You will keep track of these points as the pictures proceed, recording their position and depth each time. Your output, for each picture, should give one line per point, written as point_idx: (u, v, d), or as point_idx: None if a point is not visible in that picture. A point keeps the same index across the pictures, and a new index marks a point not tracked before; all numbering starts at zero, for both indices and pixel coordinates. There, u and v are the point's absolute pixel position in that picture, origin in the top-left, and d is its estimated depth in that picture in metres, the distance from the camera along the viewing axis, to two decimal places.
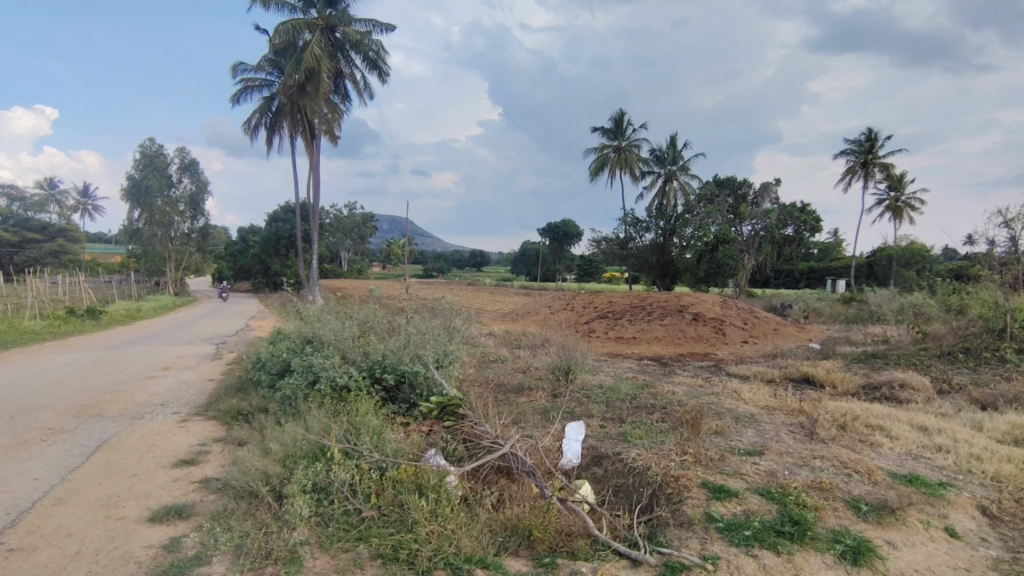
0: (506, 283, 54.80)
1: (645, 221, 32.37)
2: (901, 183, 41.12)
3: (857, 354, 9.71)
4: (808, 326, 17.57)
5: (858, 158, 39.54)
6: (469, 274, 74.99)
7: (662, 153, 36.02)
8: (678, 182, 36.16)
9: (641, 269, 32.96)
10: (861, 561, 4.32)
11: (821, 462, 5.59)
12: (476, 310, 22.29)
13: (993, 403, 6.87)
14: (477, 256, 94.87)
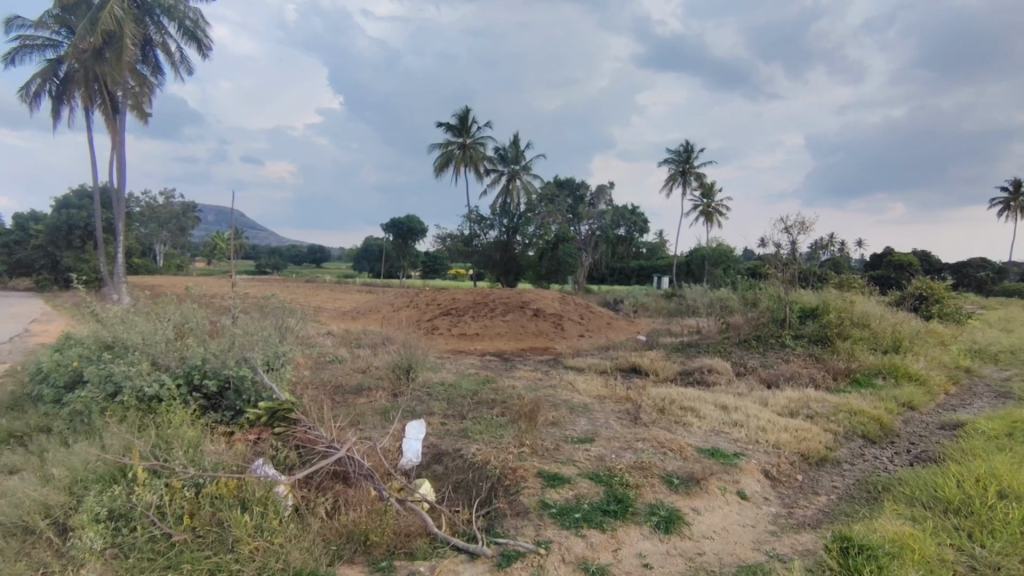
0: (350, 280, 52.60)
1: (489, 219, 32.96)
2: (711, 190, 46.87)
3: (675, 344, 10.82)
4: (636, 320, 19.29)
5: (676, 167, 44.25)
6: (310, 271, 70.94)
7: (504, 151, 37.17)
8: (521, 182, 37.51)
9: (487, 266, 33.28)
10: (671, 529, 4.83)
11: (641, 444, 6.12)
12: (317, 309, 21.10)
13: (775, 381, 8.09)
14: (319, 252, 90.05)
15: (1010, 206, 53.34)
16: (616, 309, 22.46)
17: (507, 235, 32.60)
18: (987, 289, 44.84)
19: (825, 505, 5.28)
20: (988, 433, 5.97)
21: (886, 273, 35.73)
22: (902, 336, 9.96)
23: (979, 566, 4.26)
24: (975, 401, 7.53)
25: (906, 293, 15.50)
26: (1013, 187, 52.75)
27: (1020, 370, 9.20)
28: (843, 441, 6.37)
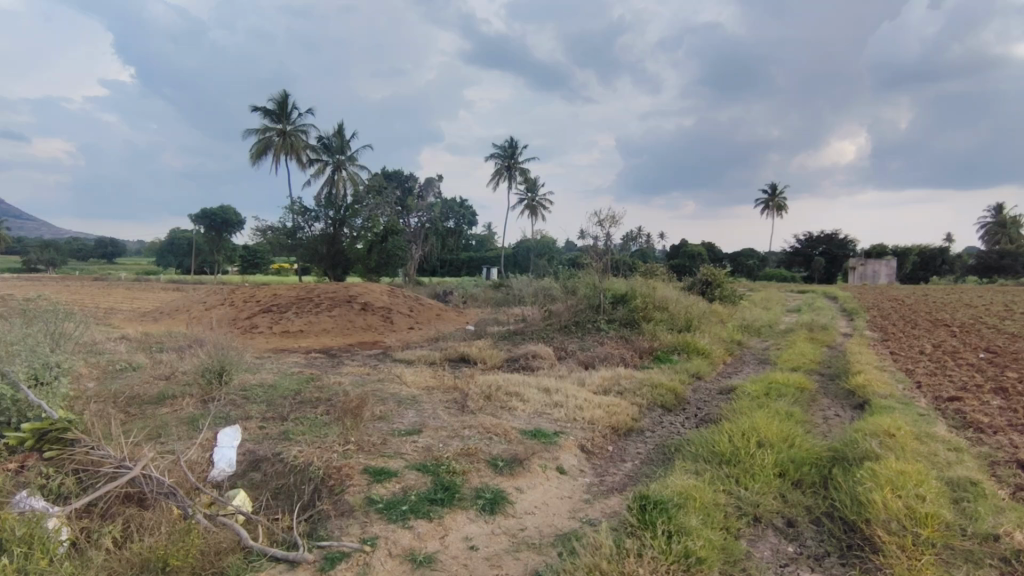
0: (148, 278, 45.98)
1: (313, 210, 31.30)
2: (535, 185, 49.61)
3: (502, 333, 11.27)
4: (465, 310, 19.77)
5: (502, 162, 45.91)
6: (97, 268, 61.19)
7: (328, 141, 35.54)
8: (347, 173, 36.26)
9: (311, 260, 31.91)
10: (496, 509, 5.05)
11: (468, 431, 6.30)
12: (104, 312, 18.31)
13: (591, 362, 8.84)
14: (110, 246, 78.00)
15: (770, 205, 63.82)
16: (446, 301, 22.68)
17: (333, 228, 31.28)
18: (755, 275, 53.24)
19: (630, 469, 5.92)
20: (753, 393, 7.15)
21: (679, 262, 40.84)
22: (692, 316, 11.49)
23: (743, 506, 5.17)
24: (746, 369, 8.97)
25: (695, 279, 17.87)
26: (770, 190, 63.35)
27: (776, 340, 11.15)
28: (645, 412, 7.18)
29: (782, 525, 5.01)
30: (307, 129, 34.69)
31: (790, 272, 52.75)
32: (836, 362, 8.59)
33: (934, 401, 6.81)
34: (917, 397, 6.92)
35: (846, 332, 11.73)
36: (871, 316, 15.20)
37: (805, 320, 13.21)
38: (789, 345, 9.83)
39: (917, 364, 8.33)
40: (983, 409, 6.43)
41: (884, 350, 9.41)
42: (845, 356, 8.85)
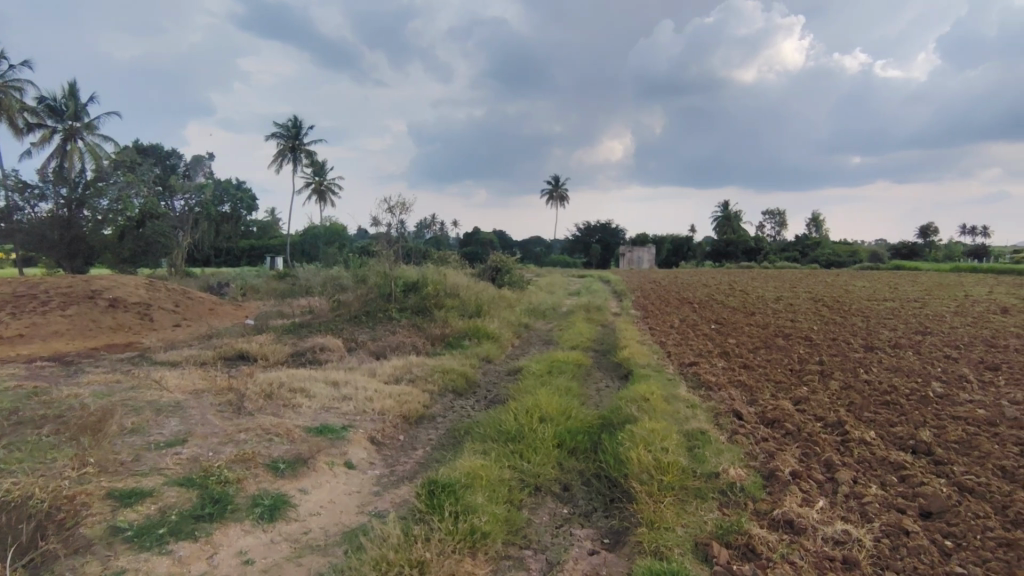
0: None
1: (37, 186, 25.87)
2: (323, 169, 47.27)
3: (286, 326, 10.52)
4: (244, 303, 18.08)
5: (285, 143, 42.75)
6: None
7: (55, 103, 29.67)
8: (85, 143, 30.54)
9: (36, 248, 25.11)
10: (276, 516, 4.66)
11: (244, 435, 5.73)
12: None
13: (383, 352, 8.71)
14: None
15: (552, 196, 69.52)
16: (221, 294, 20.38)
17: (68, 209, 25.72)
18: (541, 262, 57.56)
19: (421, 456, 5.97)
20: (536, 372, 7.72)
21: (471, 249, 42.47)
22: (482, 302, 12.00)
23: (525, 478, 5.54)
24: (531, 350, 9.65)
25: (486, 265, 18.68)
26: (553, 183, 68.71)
27: (557, 322, 12.20)
28: (437, 398, 7.30)
29: (560, 490, 5.51)
30: (21, 86, 28.18)
31: (572, 258, 58.12)
32: (606, 339, 9.68)
33: (679, 366, 8.07)
34: (667, 364, 8.13)
35: (614, 311, 13.34)
36: (634, 296, 17.51)
37: (581, 303, 14.68)
38: (568, 326, 10.83)
39: (667, 336, 9.80)
40: (712, 370, 7.81)
41: (643, 325, 10.89)
42: (613, 333, 10.03)
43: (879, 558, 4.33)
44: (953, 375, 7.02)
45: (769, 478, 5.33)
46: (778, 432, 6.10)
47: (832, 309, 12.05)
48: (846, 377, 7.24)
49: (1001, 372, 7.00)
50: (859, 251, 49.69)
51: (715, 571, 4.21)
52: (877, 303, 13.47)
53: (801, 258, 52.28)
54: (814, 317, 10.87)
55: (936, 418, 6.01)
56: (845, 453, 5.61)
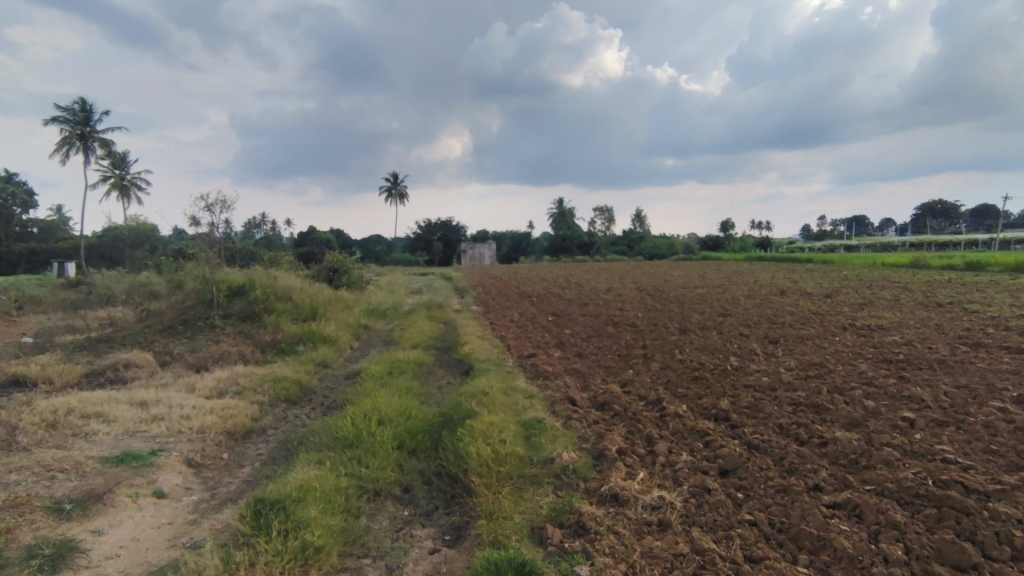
0: None
1: None
2: (123, 161, 41.74)
3: (79, 342, 9.07)
4: (18, 318, 15.27)
5: (71, 129, 36.94)
6: None
7: None
8: None
9: None
10: (61, 564, 3.91)
11: (16, 476, 4.81)
12: None
13: (204, 365, 7.88)
14: None
15: (392, 194, 68.59)
16: None
17: None
18: (384, 261, 56.41)
19: (247, 475, 5.49)
20: (375, 374, 7.53)
21: (308, 250, 40.27)
22: (319, 305, 11.42)
23: (364, 484, 5.35)
24: (371, 351, 9.39)
25: (321, 265, 17.81)
26: (393, 180, 67.62)
27: (398, 321, 12.04)
28: (267, 409, 6.79)
29: (400, 493, 5.41)
30: None
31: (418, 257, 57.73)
32: (447, 335, 9.74)
33: (518, 358, 8.37)
34: (506, 357, 8.40)
35: (456, 307, 13.51)
36: (475, 292, 17.87)
37: (423, 300, 14.64)
38: (409, 325, 10.74)
39: (508, 329, 10.12)
40: (549, 360, 8.20)
41: (485, 320, 11.13)
42: (455, 329, 10.14)
43: (688, 517, 4.86)
44: (746, 349, 8.15)
45: (598, 458, 5.72)
46: (606, 414, 6.59)
47: (653, 297, 13.36)
48: (664, 358, 8.05)
49: (780, 344, 8.27)
50: (674, 244, 55.79)
51: (548, 551, 4.41)
52: (687, 290, 15.23)
53: (629, 250, 57.43)
54: (639, 305, 11.95)
55: (733, 388, 6.92)
56: (662, 427, 6.21)
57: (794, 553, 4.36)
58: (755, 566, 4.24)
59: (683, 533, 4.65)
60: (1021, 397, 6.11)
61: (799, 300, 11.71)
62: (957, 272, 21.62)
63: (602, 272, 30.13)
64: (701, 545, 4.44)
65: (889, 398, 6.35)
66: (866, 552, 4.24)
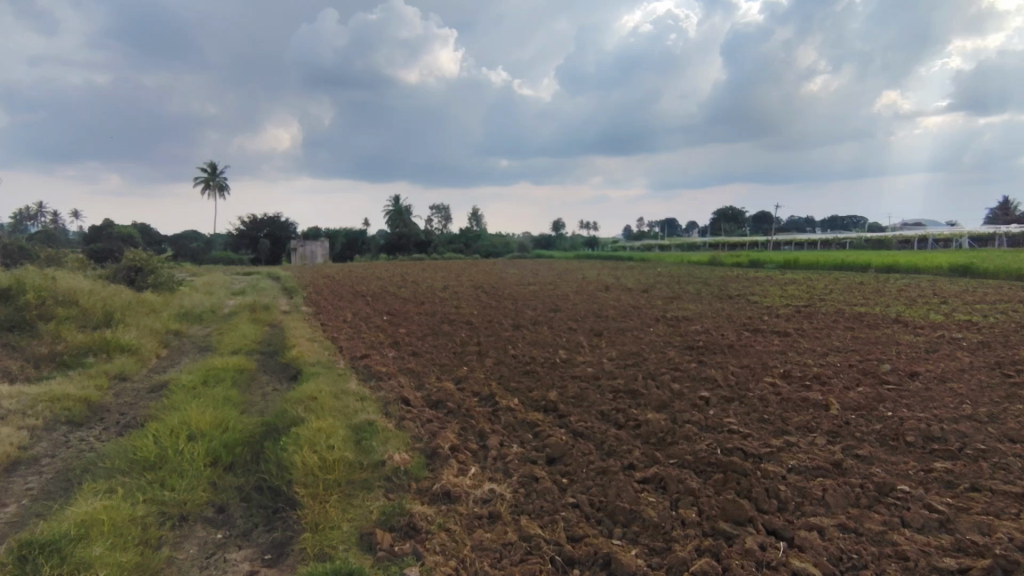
0: None
1: None
2: None
3: None
4: None
5: None
6: None
7: None
8: None
9: None
10: None
11: None
12: None
13: None
14: None
15: (212, 185, 62.18)
16: None
17: None
18: (200, 258, 50.79)
19: (10, 515, 4.58)
20: (185, 385, 6.77)
21: (99, 246, 34.80)
22: (116, 310, 9.97)
23: (167, 509, 4.75)
24: (181, 360, 8.42)
25: (117, 265, 15.52)
26: (211, 168, 61.20)
27: (217, 325, 10.95)
28: (41, 434, 5.75)
29: (213, 514, 4.89)
30: None
31: (243, 255, 52.92)
32: (272, 339, 9.08)
33: (350, 360, 8.07)
34: (338, 359, 8.06)
35: (284, 309, 12.65)
36: (304, 292, 16.87)
37: (247, 302, 13.49)
38: (229, 328, 9.82)
39: (340, 331, 9.71)
40: (383, 361, 8.03)
41: (316, 322, 10.56)
42: (282, 332, 9.48)
43: (517, 506, 5.05)
44: (573, 342, 8.72)
45: (432, 456, 5.71)
46: (441, 412, 6.62)
47: (489, 295, 13.76)
48: (498, 353, 8.31)
49: (602, 336, 8.99)
50: (509, 244, 57.69)
51: (378, 557, 4.28)
52: (521, 287, 15.91)
53: (466, 248, 57.96)
54: (476, 303, 12.20)
55: (560, 379, 7.35)
56: (494, 421, 6.40)
57: (610, 528, 4.74)
58: (577, 545, 4.53)
59: (512, 522, 4.81)
60: (786, 373, 7.33)
61: (619, 295, 12.85)
62: (739, 268, 25.25)
63: (439, 270, 30.13)
64: (528, 532, 4.63)
65: (689, 380, 7.21)
66: (668, 519, 4.75)
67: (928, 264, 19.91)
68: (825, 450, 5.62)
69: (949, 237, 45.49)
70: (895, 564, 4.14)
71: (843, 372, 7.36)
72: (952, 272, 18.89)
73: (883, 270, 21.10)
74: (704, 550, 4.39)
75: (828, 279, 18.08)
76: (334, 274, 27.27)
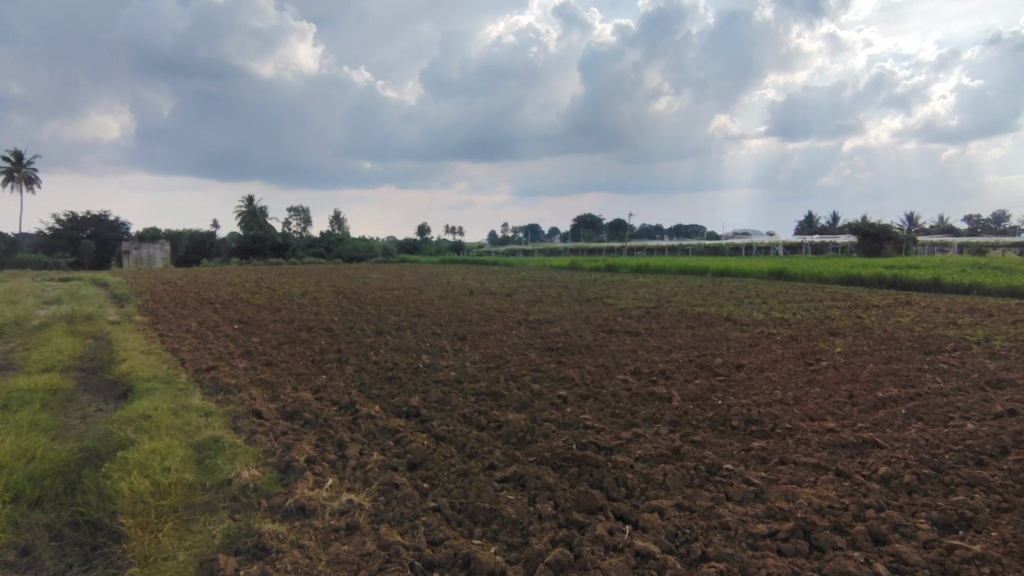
0: None
1: None
2: None
3: None
4: None
5: None
6: None
7: None
8: None
9: None
10: None
11: None
12: None
13: None
14: None
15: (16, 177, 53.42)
16: None
17: None
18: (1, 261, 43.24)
19: None
20: None
21: None
22: None
23: None
24: None
25: None
26: (14, 158, 52.72)
27: (24, 339, 9.48)
28: None
29: (13, 558, 4.23)
30: None
31: (59, 258, 45.97)
32: (96, 353, 8.08)
33: (193, 373, 7.43)
34: (178, 373, 7.38)
35: (112, 319, 11.25)
36: (139, 300, 15.17)
37: (63, 312, 11.84)
38: (40, 343, 8.54)
39: (181, 342, 8.89)
40: (232, 373, 7.48)
41: (153, 333, 9.54)
42: (109, 345, 8.44)
43: (376, 515, 4.95)
44: (437, 346, 8.76)
45: (285, 471, 5.43)
46: (296, 423, 6.31)
47: (352, 300, 13.36)
48: (359, 360, 8.10)
49: (467, 340, 9.13)
50: (374, 249, 55.97)
51: None
52: (386, 292, 15.62)
53: (326, 250, 54.41)
54: (338, 309, 11.79)
55: (424, 384, 7.35)
56: (354, 430, 6.24)
57: (471, 528, 4.83)
58: (437, 548, 4.56)
59: (370, 532, 4.72)
60: (635, 370, 7.97)
61: (484, 299, 13.11)
62: (598, 273, 26.82)
63: (299, 275, 28.47)
64: (386, 540, 4.56)
65: (549, 380, 7.57)
66: (525, 514, 4.95)
67: (753, 269, 22.64)
68: (666, 438, 6.19)
69: (770, 245, 52.08)
70: (720, 534, 4.67)
71: (682, 367, 8.15)
72: (771, 275, 21.70)
73: (719, 274, 23.64)
74: (558, 540, 4.63)
75: (673, 282, 19.90)
76: (173, 280, 24.59)
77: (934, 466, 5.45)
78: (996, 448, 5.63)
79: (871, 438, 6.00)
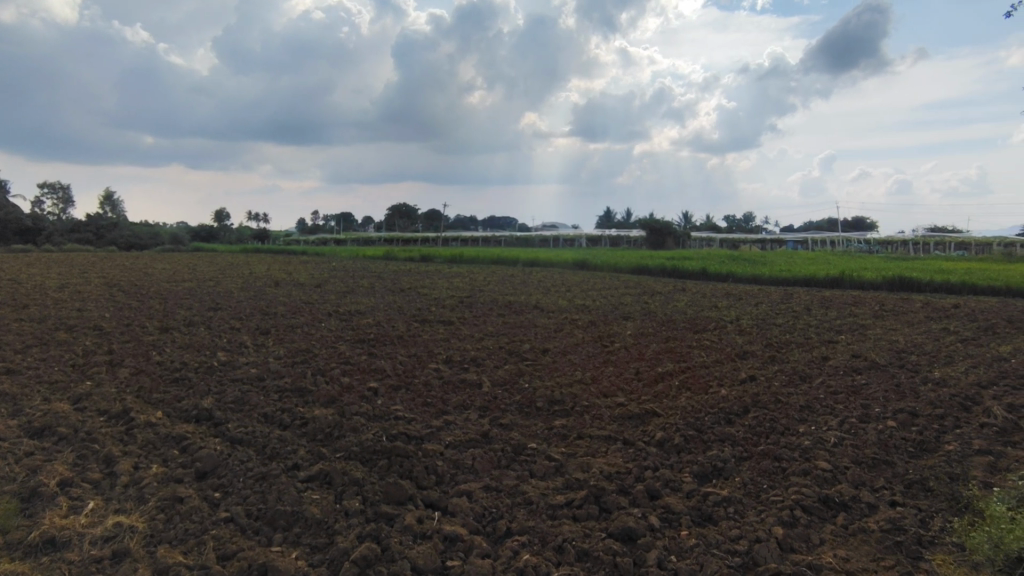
0: None
1: None
2: None
3: None
4: None
5: None
6: None
7: None
8: None
9: None
10: None
11: None
12: None
13: None
14: None
15: None
16: None
17: None
18: None
19: None
20: None
21: None
22: None
23: None
24: None
25: None
26: None
27: None
28: None
29: None
30: None
31: None
32: None
33: None
34: None
35: None
36: None
37: None
38: None
39: None
40: None
41: None
42: None
43: (153, 536, 4.36)
44: (235, 343, 8.01)
45: (29, 500, 4.54)
46: (47, 441, 5.32)
47: (126, 293, 11.58)
48: (137, 362, 7.09)
49: (270, 335, 8.48)
50: (160, 236, 49.05)
51: None
52: (171, 284, 13.82)
53: (95, 238, 46.27)
54: (109, 304, 10.13)
55: (218, 384, 6.68)
56: (127, 443, 5.43)
57: (269, 535, 4.50)
58: (228, 563, 4.17)
59: (145, 556, 4.14)
60: (448, 359, 8.11)
61: (290, 291, 12.29)
62: (417, 262, 26.74)
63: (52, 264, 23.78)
64: (165, 562, 4.05)
65: (360, 373, 7.36)
66: (331, 513, 4.76)
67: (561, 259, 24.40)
68: (476, 424, 6.41)
69: (575, 236, 56.64)
70: (522, 509, 4.97)
71: (493, 353, 8.50)
72: (576, 265, 23.61)
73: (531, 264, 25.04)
74: (365, 535, 4.53)
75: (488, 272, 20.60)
76: None
77: (697, 427, 6.41)
78: (741, 408, 6.81)
79: (650, 408, 6.85)
